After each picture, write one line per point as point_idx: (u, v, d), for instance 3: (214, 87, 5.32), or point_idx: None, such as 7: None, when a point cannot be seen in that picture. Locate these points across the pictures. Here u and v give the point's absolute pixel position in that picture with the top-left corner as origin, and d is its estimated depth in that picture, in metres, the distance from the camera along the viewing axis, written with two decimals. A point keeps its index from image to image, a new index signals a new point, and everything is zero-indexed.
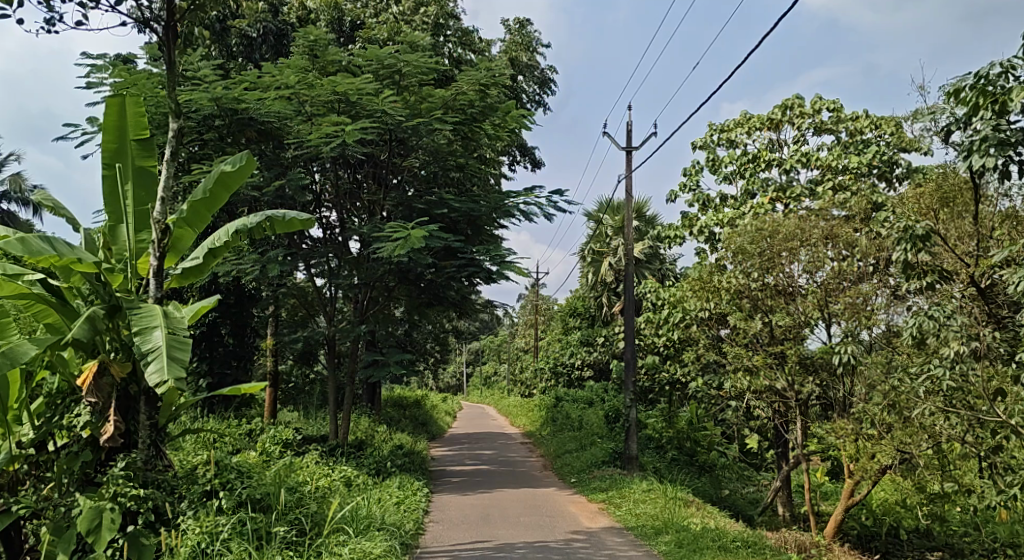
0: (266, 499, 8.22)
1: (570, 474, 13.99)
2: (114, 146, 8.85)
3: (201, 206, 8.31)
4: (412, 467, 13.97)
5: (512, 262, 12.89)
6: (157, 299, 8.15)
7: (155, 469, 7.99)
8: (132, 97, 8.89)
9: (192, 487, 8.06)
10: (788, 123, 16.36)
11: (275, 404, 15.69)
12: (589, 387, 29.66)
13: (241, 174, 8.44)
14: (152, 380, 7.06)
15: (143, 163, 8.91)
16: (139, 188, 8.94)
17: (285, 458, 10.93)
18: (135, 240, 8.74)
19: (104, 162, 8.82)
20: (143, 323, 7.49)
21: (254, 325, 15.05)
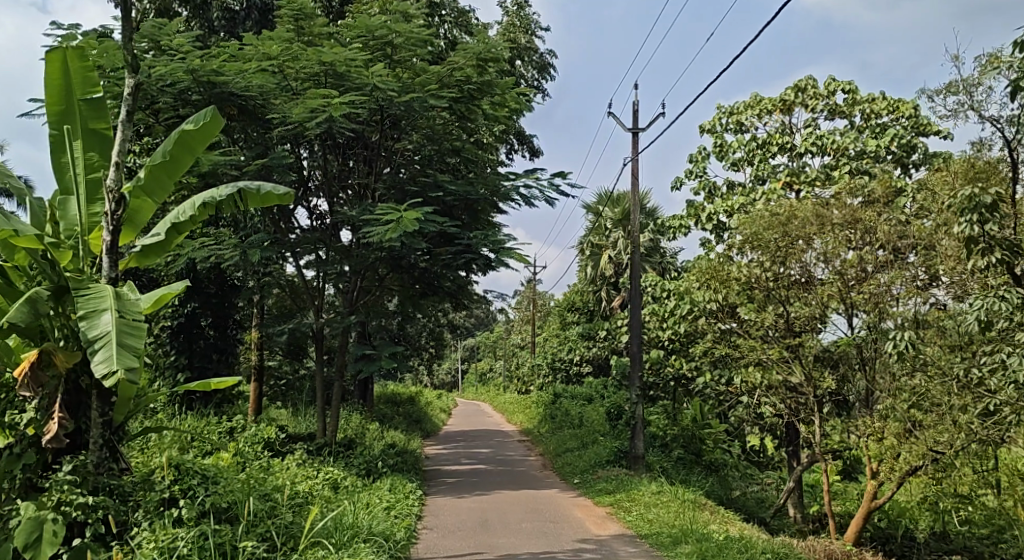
0: (232, 509, 7.40)
1: (572, 474, 13.22)
2: (60, 107, 8.22)
3: (160, 170, 7.74)
4: (404, 467, 13.17)
5: (511, 249, 12.07)
6: (110, 280, 7.35)
7: (108, 473, 7.25)
8: (75, 51, 8.31)
9: (149, 494, 7.23)
10: (801, 105, 15.55)
11: (260, 400, 14.86)
12: (588, 382, 28.89)
13: (205, 133, 7.76)
14: (99, 371, 6.49)
15: (94, 125, 8.33)
16: (91, 154, 8.33)
17: (265, 460, 10.09)
18: (86, 212, 8.12)
19: (50, 125, 8.20)
20: (90, 306, 6.85)
21: (237, 317, 14.19)
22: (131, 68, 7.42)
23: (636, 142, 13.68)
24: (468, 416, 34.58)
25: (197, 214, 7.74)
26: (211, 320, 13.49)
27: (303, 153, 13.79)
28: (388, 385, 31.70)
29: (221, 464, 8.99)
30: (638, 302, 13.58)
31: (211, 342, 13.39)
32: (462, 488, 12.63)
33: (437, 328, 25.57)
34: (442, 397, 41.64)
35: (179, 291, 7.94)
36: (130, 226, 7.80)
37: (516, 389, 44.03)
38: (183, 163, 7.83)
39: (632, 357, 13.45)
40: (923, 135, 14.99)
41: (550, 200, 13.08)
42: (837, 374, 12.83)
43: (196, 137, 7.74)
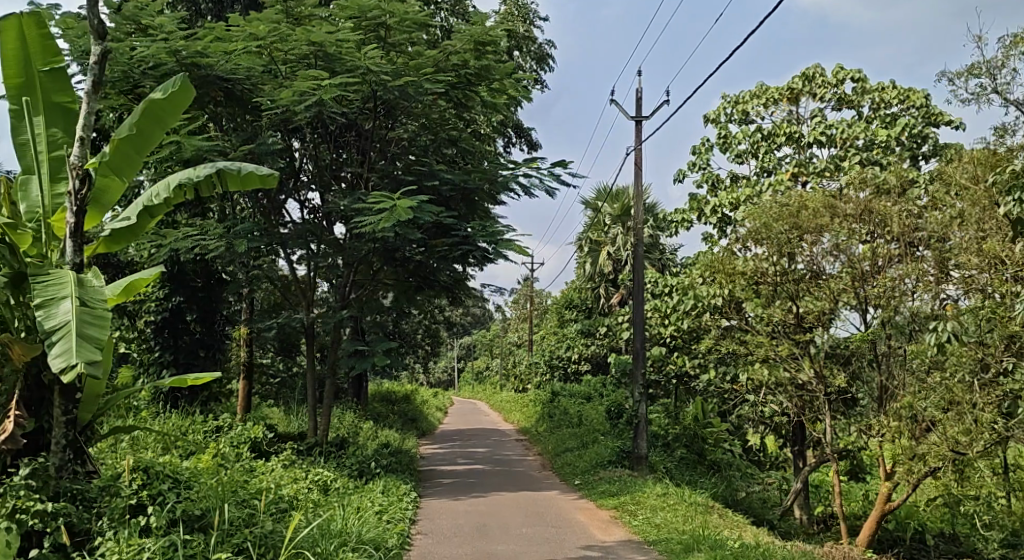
0: (207, 516, 6.93)
1: (573, 475, 12.75)
2: (20, 80, 7.74)
3: (126, 146, 7.36)
4: (397, 468, 12.67)
5: (510, 240, 11.57)
6: (76, 266, 7.03)
7: (71, 476, 6.88)
8: (31, 17, 7.76)
9: (115, 500, 6.77)
10: (808, 94, 15.08)
11: (249, 398, 14.37)
12: (587, 381, 28.39)
13: (175, 103, 7.49)
14: (56, 363, 6.06)
15: (58, 98, 7.89)
16: (56, 129, 7.92)
17: (250, 461, 9.60)
18: (50, 194, 7.71)
19: (10, 99, 7.72)
20: (48, 293, 6.42)
21: (225, 311, 13.69)
22: (96, 34, 6.96)
23: (640, 131, 13.20)
24: (464, 415, 34.07)
25: (171, 194, 7.47)
26: (198, 315, 13.00)
27: (294, 141, 13.32)
28: (383, 383, 31.17)
29: (203, 465, 8.51)
30: (642, 296, 13.09)
31: (198, 337, 12.91)
32: (457, 489, 12.15)
33: (433, 325, 25.08)
34: (438, 395, 41.11)
35: (152, 277, 7.62)
36: (96, 208, 7.45)
37: (513, 388, 43.52)
38: (153, 138, 7.52)
39: (635, 353, 12.97)
40: (934, 125, 14.52)
41: (550, 190, 12.59)
42: (848, 371, 12.37)
43: (166, 107, 7.45)
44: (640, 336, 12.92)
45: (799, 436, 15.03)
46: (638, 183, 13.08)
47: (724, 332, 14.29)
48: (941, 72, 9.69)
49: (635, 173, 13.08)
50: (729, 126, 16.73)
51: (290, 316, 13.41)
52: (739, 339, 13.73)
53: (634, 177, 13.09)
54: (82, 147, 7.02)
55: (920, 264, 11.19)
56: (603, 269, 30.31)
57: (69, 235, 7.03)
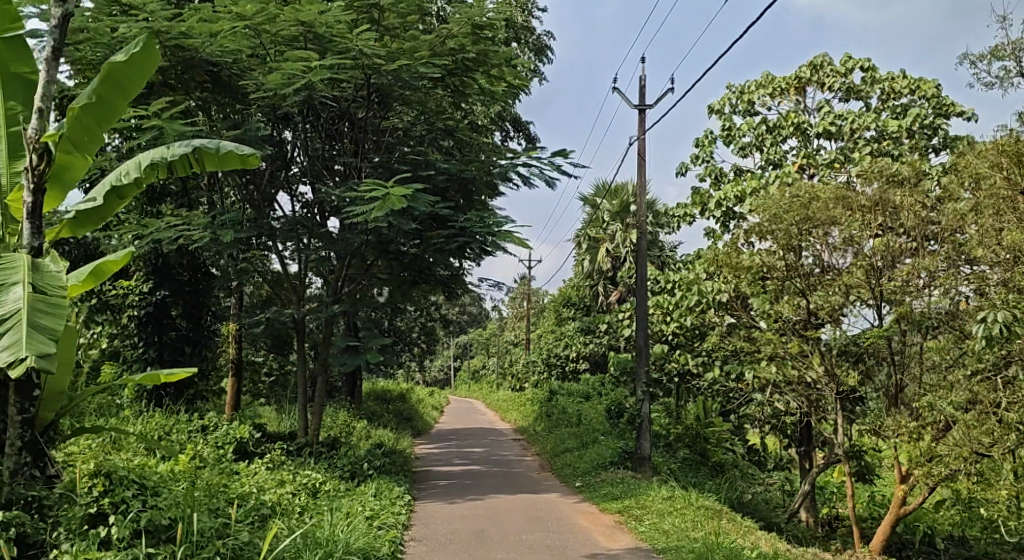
0: (175, 526, 6.46)
1: (573, 477, 12.26)
2: None
3: (88, 115, 6.97)
4: (391, 470, 12.17)
5: (509, 231, 11.08)
6: (35, 248, 6.67)
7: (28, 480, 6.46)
8: None
9: (76, 508, 6.31)
10: (816, 83, 14.61)
11: (238, 396, 13.88)
12: (585, 380, 27.90)
13: (138, 67, 7.09)
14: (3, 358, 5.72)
15: (18, 69, 7.51)
16: (15, 102, 7.55)
17: (234, 463, 9.11)
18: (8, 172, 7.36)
19: None
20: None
21: (212, 307, 13.19)
22: None
23: (643, 120, 12.72)
24: (460, 415, 33.53)
25: (144, 173, 6.99)
26: (183, 310, 12.50)
27: (284, 129, 12.83)
28: (378, 382, 30.66)
29: (182, 469, 8.01)
30: (646, 292, 12.62)
31: (183, 333, 12.41)
32: (452, 491, 11.67)
33: (428, 322, 24.59)
34: (434, 394, 40.55)
35: (124, 260, 7.05)
36: (57, 187, 7.13)
37: (510, 387, 43.01)
38: (117, 109, 7.14)
39: (638, 350, 12.49)
40: (947, 115, 14.05)
41: (550, 182, 12.11)
42: (860, 369, 11.89)
43: (128, 72, 7.06)
44: (643, 333, 12.44)
45: (806, 436, 14.55)
46: (642, 174, 12.59)
47: (729, 329, 13.82)
48: (958, 56, 9.40)
49: (639, 164, 12.60)
50: (733, 117, 16.24)
51: (280, 311, 12.91)
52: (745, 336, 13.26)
53: (638, 167, 12.61)
54: (40, 119, 6.62)
55: (937, 257, 10.73)
56: (602, 266, 29.82)
57: (26, 215, 6.64)
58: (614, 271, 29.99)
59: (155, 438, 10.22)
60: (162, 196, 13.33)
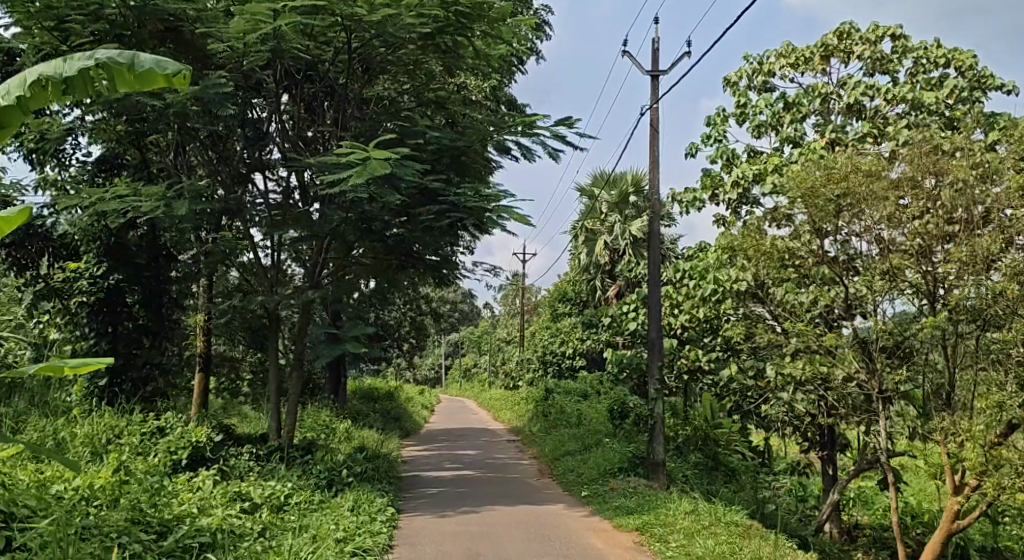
0: None
1: (576, 486, 10.97)
2: None
3: None
4: (374, 477, 10.86)
5: (508, 206, 9.76)
6: None
7: None
8: None
9: None
10: (842, 54, 13.35)
11: (206, 394, 12.56)
12: (583, 378, 26.60)
13: None
14: None
15: None
16: None
17: (186, 478, 7.84)
18: None
19: None
20: None
21: (176, 294, 11.86)
22: None
23: (657, 88, 11.42)
24: (452, 414, 32.19)
25: (28, 94, 5.65)
26: (142, 296, 11.18)
27: (255, 95, 11.52)
28: (366, 380, 29.28)
29: (119, 484, 6.76)
30: (659, 279, 11.30)
31: (141, 324, 11.11)
32: (442, 501, 10.39)
33: (417, 317, 23.28)
34: (424, 393, 39.15)
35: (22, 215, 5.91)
36: None
37: (502, 385, 41.71)
38: None
39: (651, 345, 11.20)
40: (985, 88, 12.79)
41: (554, 154, 10.80)
42: (899, 366, 10.61)
43: None
44: (656, 326, 11.14)
45: (829, 440, 13.30)
46: (654, 148, 11.29)
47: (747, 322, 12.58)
48: None
49: (651, 136, 11.29)
50: (748, 93, 14.97)
51: (250, 299, 11.57)
52: (766, 329, 12.02)
53: (650, 139, 11.32)
54: None
55: (991, 238, 9.50)
56: (600, 260, 28.51)
57: None
58: (612, 265, 28.71)
59: (101, 442, 8.93)
60: (121, 171, 12.02)
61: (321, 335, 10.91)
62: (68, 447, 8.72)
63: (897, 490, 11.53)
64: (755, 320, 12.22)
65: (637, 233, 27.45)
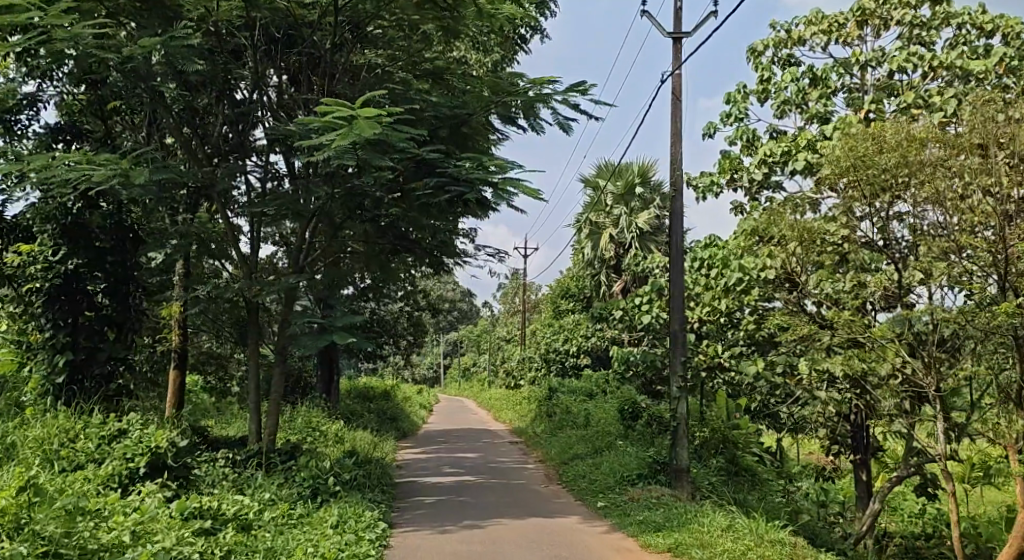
0: None
1: (590, 497, 9.82)
2: None
3: None
4: (364, 487, 9.71)
5: (516, 179, 8.61)
6: None
7: None
8: None
9: None
10: (877, 20, 12.24)
11: (180, 392, 11.46)
12: (588, 377, 25.46)
13: None
14: None
15: None
16: None
17: (139, 500, 6.74)
18: None
19: None
20: None
21: (145, 282, 10.74)
22: None
23: (679, 52, 10.33)
24: (452, 415, 31.05)
25: None
26: (107, 282, 10.07)
27: (232, 61, 10.47)
28: (362, 379, 28.06)
29: (49, 511, 5.64)
30: (683, 264, 10.13)
31: (104, 314, 9.99)
32: (440, 513, 9.23)
33: (414, 313, 22.16)
34: (422, 393, 37.91)
35: None
36: None
37: (503, 385, 40.56)
38: None
39: (675, 340, 10.01)
40: None
41: (565, 124, 9.65)
42: (951, 360, 9.50)
43: None
44: (679, 317, 9.96)
45: (863, 443, 12.15)
46: (676, 119, 10.18)
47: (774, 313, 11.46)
48: None
49: (673, 105, 10.17)
50: (771, 67, 13.85)
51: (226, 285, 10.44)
52: (797, 320, 10.91)
53: (671, 109, 10.20)
54: None
55: None
56: (605, 254, 27.40)
57: None
58: (618, 259, 27.58)
59: (50, 447, 7.83)
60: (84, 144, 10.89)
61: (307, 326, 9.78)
62: (12, 451, 7.63)
63: (955, 498, 10.30)
64: (785, 311, 11.10)
65: (643, 226, 26.38)
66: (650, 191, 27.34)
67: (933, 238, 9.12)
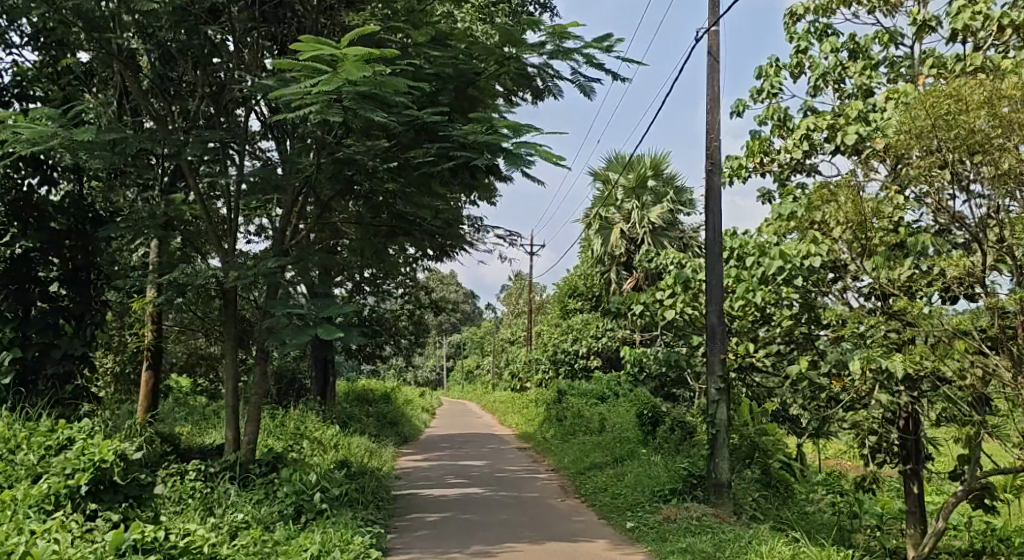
0: None
1: (616, 515, 8.58)
2: None
3: None
4: (358, 504, 8.47)
5: (534, 141, 7.27)
6: None
7: None
8: None
9: None
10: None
11: (153, 394, 10.29)
12: (598, 379, 24.18)
13: None
14: None
15: None
16: None
17: (77, 529, 5.53)
18: None
19: None
20: None
21: (111, 271, 9.54)
22: None
23: (716, 6, 9.12)
24: (455, 419, 29.77)
25: None
26: (65, 268, 8.90)
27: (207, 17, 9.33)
28: (360, 380, 26.77)
29: None
30: (721, 249, 8.69)
31: (61, 304, 8.80)
32: (445, 535, 7.94)
33: (416, 311, 20.94)
34: (424, 396, 36.59)
35: None
36: None
37: (507, 388, 39.28)
38: None
39: (711, 335, 8.66)
40: None
41: (587, 86, 8.38)
42: None
43: None
44: (717, 310, 8.63)
45: (915, 451, 10.84)
46: (713, 82, 8.95)
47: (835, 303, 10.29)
48: None
49: (710, 66, 8.93)
50: (809, 36, 12.62)
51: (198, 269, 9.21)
52: (860, 312, 9.72)
53: (708, 70, 8.96)
54: None
55: None
56: (616, 249, 26.17)
57: None
58: (629, 255, 26.35)
59: None
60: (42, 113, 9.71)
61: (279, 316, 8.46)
62: None
63: None
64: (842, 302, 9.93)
65: (656, 220, 25.18)
66: (662, 184, 26.14)
67: (1011, 216, 7.88)
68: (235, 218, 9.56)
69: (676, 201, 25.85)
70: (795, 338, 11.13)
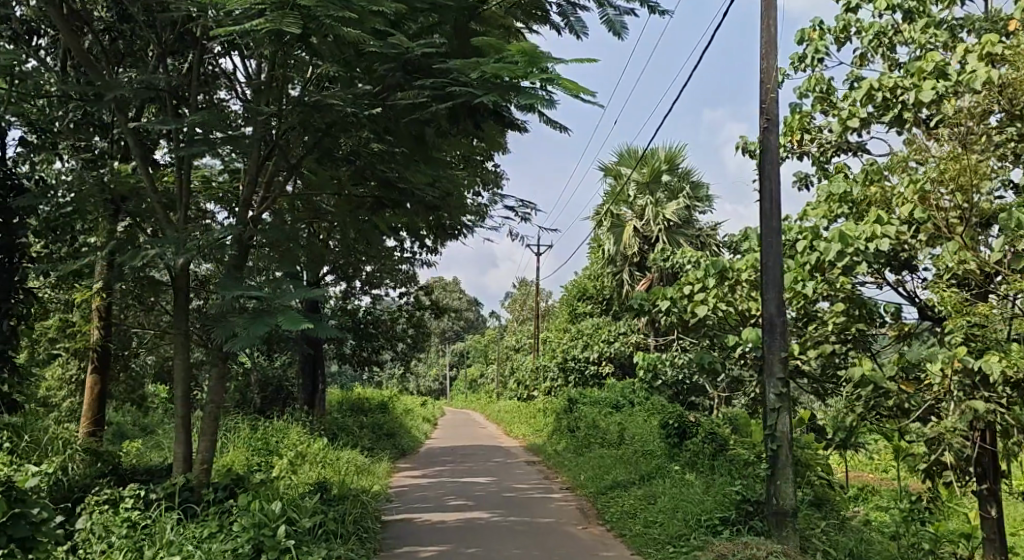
0: None
1: (655, 551, 7.02)
2: None
3: None
4: (336, 539, 6.90)
5: (554, 70, 5.68)
6: None
7: None
8: None
9: None
10: None
11: (101, 403, 8.97)
12: (611, 386, 22.50)
13: None
14: None
15: None
16: None
17: None
18: None
19: None
20: None
21: (43, 255, 7.99)
22: None
23: None
24: (458, 430, 28.05)
25: None
26: None
27: None
28: (357, 389, 25.07)
29: None
30: (781, 224, 7.14)
31: None
32: None
33: (414, 314, 19.38)
34: (426, 406, 34.91)
35: None
36: None
37: (512, 398, 37.56)
38: None
39: (769, 326, 7.05)
40: None
41: (616, 20, 6.81)
42: None
43: None
44: (776, 298, 7.01)
45: (993, 468, 9.06)
46: (769, 22, 7.41)
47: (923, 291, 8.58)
48: None
49: (763, 4, 7.40)
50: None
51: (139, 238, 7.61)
52: (952, 301, 8.04)
53: (761, 8, 7.42)
54: None
55: None
56: (629, 249, 24.49)
57: None
58: (643, 254, 24.73)
59: None
60: None
61: (233, 302, 6.88)
62: None
63: None
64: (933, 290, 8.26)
65: (671, 217, 23.62)
66: (677, 179, 24.60)
67: None
68: (186, 185, 7.85)
69: (692, 198, 24.33)
70: (859, 336, 9.45)
